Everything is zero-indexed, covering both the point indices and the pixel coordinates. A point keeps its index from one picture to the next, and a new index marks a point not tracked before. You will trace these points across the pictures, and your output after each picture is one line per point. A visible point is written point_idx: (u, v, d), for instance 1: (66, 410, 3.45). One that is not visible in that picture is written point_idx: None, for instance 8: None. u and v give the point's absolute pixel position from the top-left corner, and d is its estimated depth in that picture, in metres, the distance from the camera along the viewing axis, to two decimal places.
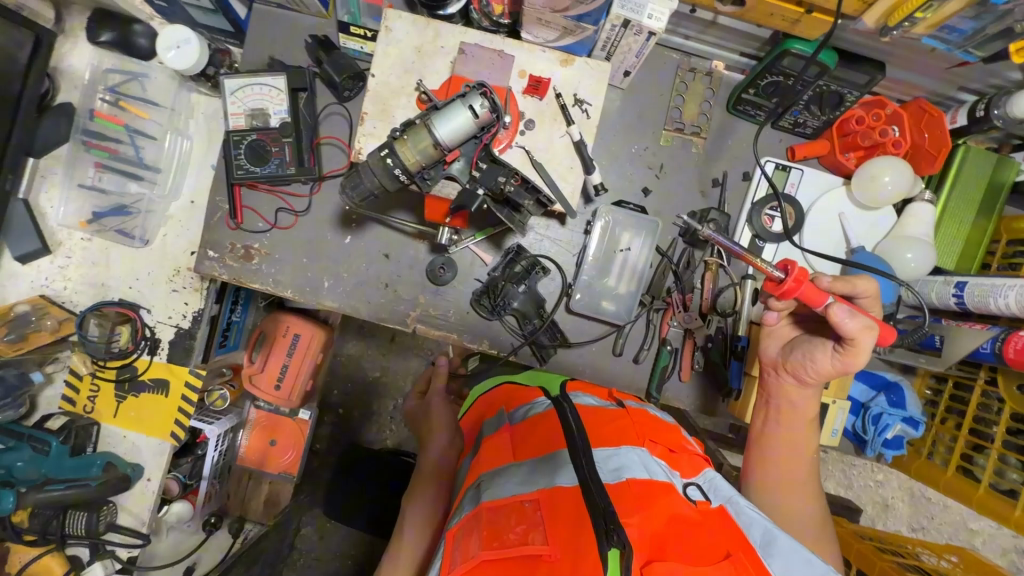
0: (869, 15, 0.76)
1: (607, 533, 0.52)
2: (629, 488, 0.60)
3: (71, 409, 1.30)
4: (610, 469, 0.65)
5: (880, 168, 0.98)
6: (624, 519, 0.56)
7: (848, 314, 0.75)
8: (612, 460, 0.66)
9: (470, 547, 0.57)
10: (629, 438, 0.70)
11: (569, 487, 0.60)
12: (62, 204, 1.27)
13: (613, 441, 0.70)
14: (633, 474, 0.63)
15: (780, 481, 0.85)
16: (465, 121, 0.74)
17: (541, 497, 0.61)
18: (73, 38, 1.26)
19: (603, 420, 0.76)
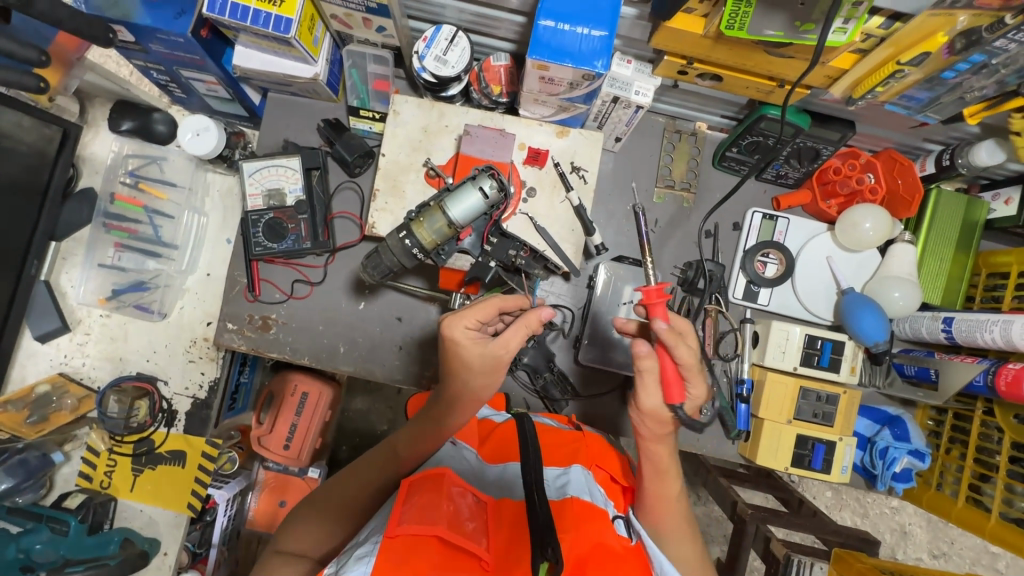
0: (838, 89, 0.84)
1: (543, 547, 0.61)
2: (571, 508, 0.70)
3: (88, 485, 1.30)
4: (557, 487, 0.76)
5: (858, 216, 1.05)
6: (559, 534, 0.66)
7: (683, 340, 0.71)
8: (560, 480, 0.78)
9: (423, 515, 0.62)
10: (579, 461, 0.83)
11: (517, 501, 0.72)
12: (82, 282, 1.31)
13: (565, 462, 0.83)
14: (576, 493, 0.73)
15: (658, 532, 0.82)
16: (477, 202, 0.85)
17: (489, 503, 0.71)
18: (95, 127, 1.34)
19: (558, 442, 0.89)
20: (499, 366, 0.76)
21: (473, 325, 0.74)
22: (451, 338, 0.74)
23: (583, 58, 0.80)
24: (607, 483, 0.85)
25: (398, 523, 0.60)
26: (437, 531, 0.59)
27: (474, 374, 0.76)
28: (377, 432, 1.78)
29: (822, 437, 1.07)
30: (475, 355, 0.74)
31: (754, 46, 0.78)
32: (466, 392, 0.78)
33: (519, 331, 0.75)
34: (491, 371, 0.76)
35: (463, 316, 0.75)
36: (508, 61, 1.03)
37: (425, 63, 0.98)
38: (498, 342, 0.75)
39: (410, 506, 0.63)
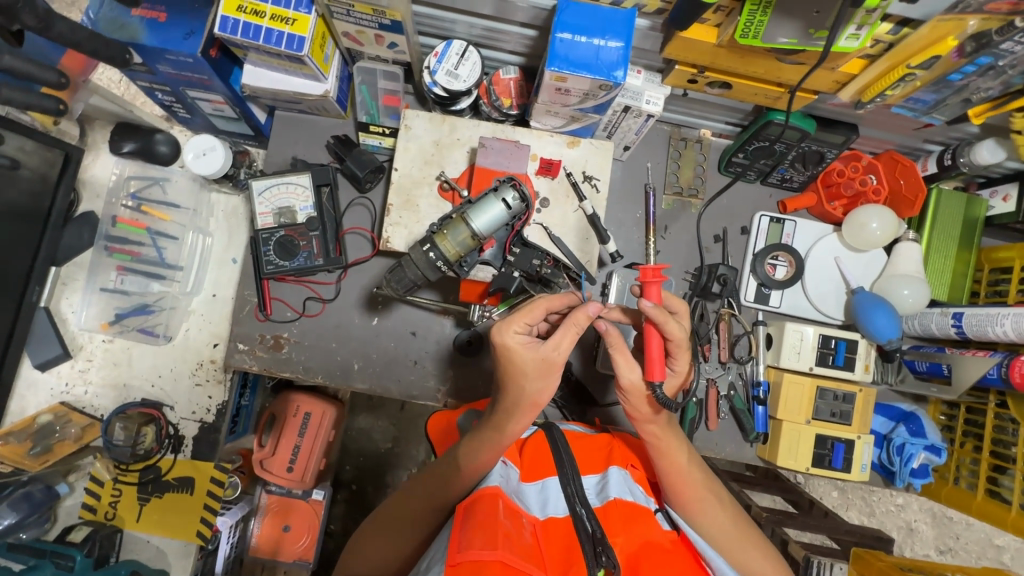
0: (846, 93, 0.86)
1: (597, 555, 0.68)
2: (617, 513, 0.75)
3: (93, 517, 1.26)
4: (598, 492, 0.79)
5: (865, 216, 1.07)
6: (612, 539, 0.72)
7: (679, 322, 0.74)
8: (600, 486, 0.80)
9: (477, 540, 0.65)
10: (615, 462, 0.85)
11: (562, 517, 0.74)
12: (83, 307, 1.27)
13: (601, 466, 0.85)
14: (619, 496, 0.77)
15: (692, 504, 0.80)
16: (500, 212, 0.86)
17: (538, 523, 0.73)
18: (96, 150, 1.32)
19: (591, 443, 0.91)
20: (552, 367, 0.74)
21: (523, 329, 0.74)
22: (506, 345, 0.74)
23: (601, 68, 0.82)
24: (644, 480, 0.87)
25: (458, 550, 0.64)
26: (499, 556, 0.62)
27: (529, 378, 0.75)
28: (384, 450, 1.75)
29: (842, 436, 1.08)
30: (529, 358, 0.74)
31: (767, 54, 0.80)
32: (524, 399, 0.76)
33: (569, 331, 0.74)
34: (546, 375, 0.74)
35: (514, 321, 0.75)
36: (518, 74, 1.04)
37: (436, 77, 0.99)
38: (549, 343, 0.73)
39: (466, 532, 0.66)
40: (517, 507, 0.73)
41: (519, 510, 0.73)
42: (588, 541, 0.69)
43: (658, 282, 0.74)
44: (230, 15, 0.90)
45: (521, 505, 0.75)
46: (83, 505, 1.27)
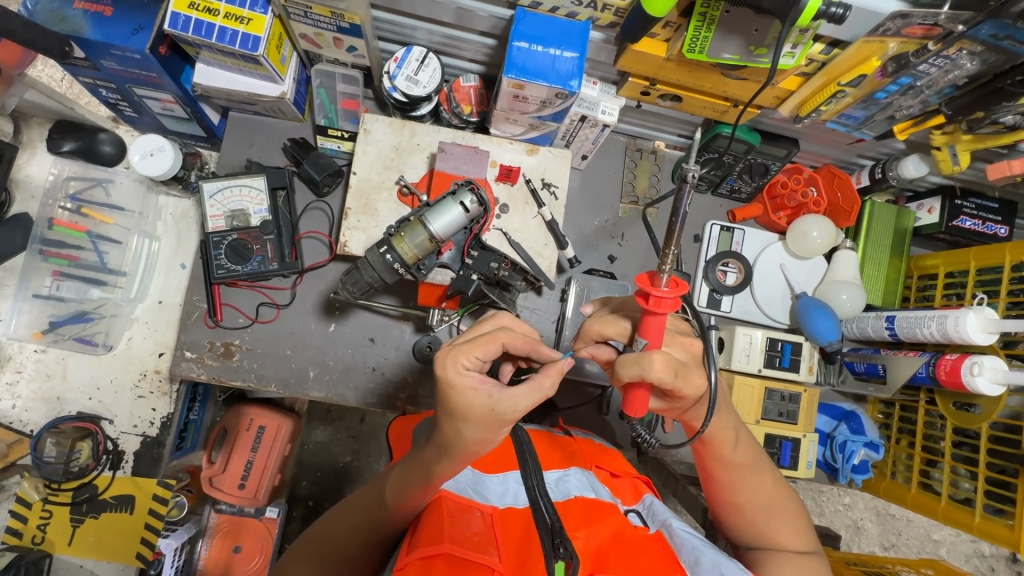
0: (786, 107, 0.92)
1: (554, 548, 0.68)
2: (577, 509, 0.76)
3: (17, 542, 1.17)
4: (559, 488, 0.80)
5: (807, 225, 1.14)
6: (573, 533, 0.72)
7: (653, 365, 0.68)
8: (562, 482, 0.81)
9: (429, 536, 0.66)
10: (577, 463, 0.87)
11: (522, 508, 0.75)
12: (12, 315, 1.18)
13: (563, 463, 0.86)
14: (579, 493, 0.79)
15: (727, 480, 0.83)
16: (457, 215, 0.87)
17: (494, 514, 0.74)
18: (31, 149, 1.26)
19: (554, 443, 0.92)
20: (500, 421, 0.67)
21: (473, 366, 0.67)
22: (453, 379, 0.66)
23: (557, 77, 0.84)
24: (610, 481, 0.89)
25: (408, 553, 0.65)
26: (442, 548, 0.64)
27: (466, 425, 0.67)
28: (342, 464, 1.70)
29: (788, 434, 1.13)
30: (477, 403, 0.66)
31: (712, 68, 0.85)
32: (463, 450, 0.68)
33: (526, 394, 0.67)
34: (491, 425, 0.67)
35: (465, 354, 0.68)
36: (478, 82, 1.06)
37: (396, 82, 0.99)
38: (507, 396, 0.66)
39: (416, 537, 0.68)
40: (470, 501, 0.74)
41: (473, 504, 0.74)
42: (546, 533, 0.70)
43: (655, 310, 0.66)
44: (181, 12, 0.88)
45: (476, 499, 0.76)
46: (7, 530, 1.17)
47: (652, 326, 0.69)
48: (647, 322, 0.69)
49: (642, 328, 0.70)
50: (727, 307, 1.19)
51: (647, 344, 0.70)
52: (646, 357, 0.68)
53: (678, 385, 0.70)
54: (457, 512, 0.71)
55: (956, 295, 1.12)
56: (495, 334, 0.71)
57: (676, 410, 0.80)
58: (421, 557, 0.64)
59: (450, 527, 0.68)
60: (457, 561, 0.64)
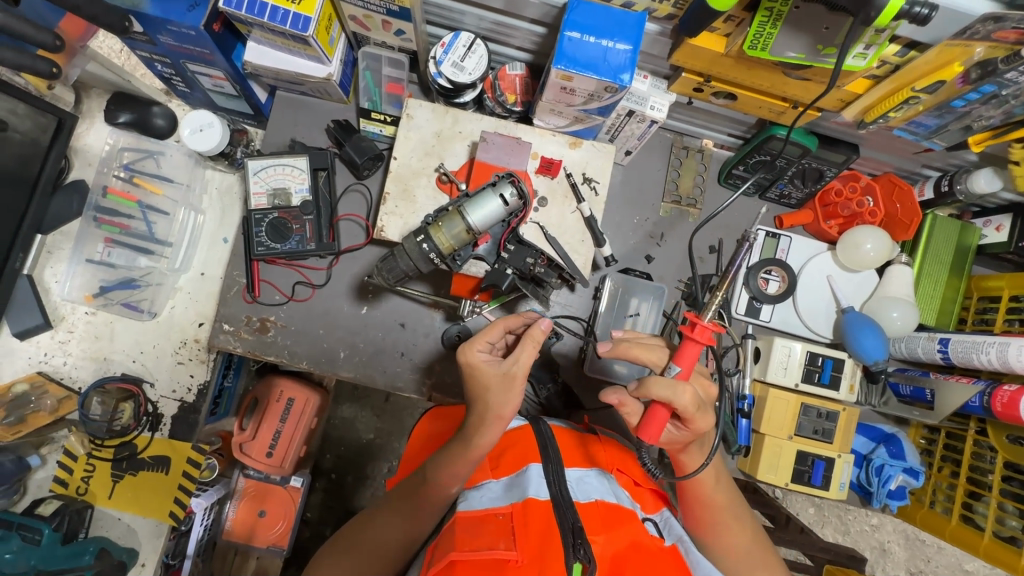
0: (850, 112, 0.87)
1: (575, 548, 0.68)
2: (598, 513, 0.75)
3: (63, 492, 1.23)
4: (580, 488, 0.79)
5: (860, 237, 1.08)
6: (591, 538, 0.72)
7: (679, 390, 0.72)
8: (583, 482, 0.80)
9: (444, 549, 0.69)
10: (599, 465, 0.86)
11: (542, 500, 0.73)
12: (68, 277, 1.25)
13: (586, 464, 0.85)
14: (601, 497, 0.77)
15: (704, 520, 0.86)
16: (497, 207, 0.86)
17: (514, 510, 0.73)
18: (90, 118, 1.30)
19: (577, 441, 0.91)
20: (512, 380, 0.76)
21: (484, 347, 0.79)
22: (467, 361, 0.78)
23: (608, 70, 0.81)
24: (631, 487, 0.87)
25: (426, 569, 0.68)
26: (452, 556, 0.66)
27: (491, 393, 0.77)
28: (364, 441, 1.74)
29: (821, 452, 1.08)
30: (494, 373, 0.77)
31: (773, 67, 0.80)
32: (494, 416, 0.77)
33: (529, 349, 0.77)
34: (509, 388, 0.77)
35: (476, 342, 0.79)
36: (524, 71, 1.04)
37: (442, 68, 0.98)
38: (512, 362, 0.77)
39: (434, 550, 0.71)
40: (490, 509, 0.74)
41: (493, 510, 0.74)
42: (568, 532, 0.69)
43: (700, 341, 0.74)
44: None
45: (492, 503, 0.75)
46: (54, 479, 1.24)
47: (687, 355, 0.76)
48: (682, 351, 0.76)
49: (676, 356, 0.76)
50: (766, 316, 1.14)
51: (680, 371, 0.76)
52: (678, 384, 0.72)
53: (695, 417, 0.74)
54: (476, 520, 0.73)
55: (1020, 321, 1.04)
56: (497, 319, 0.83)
57: (675, 447, 0.82)
58: (439, 570, 0.67)
59: (467, 535, 0.70)
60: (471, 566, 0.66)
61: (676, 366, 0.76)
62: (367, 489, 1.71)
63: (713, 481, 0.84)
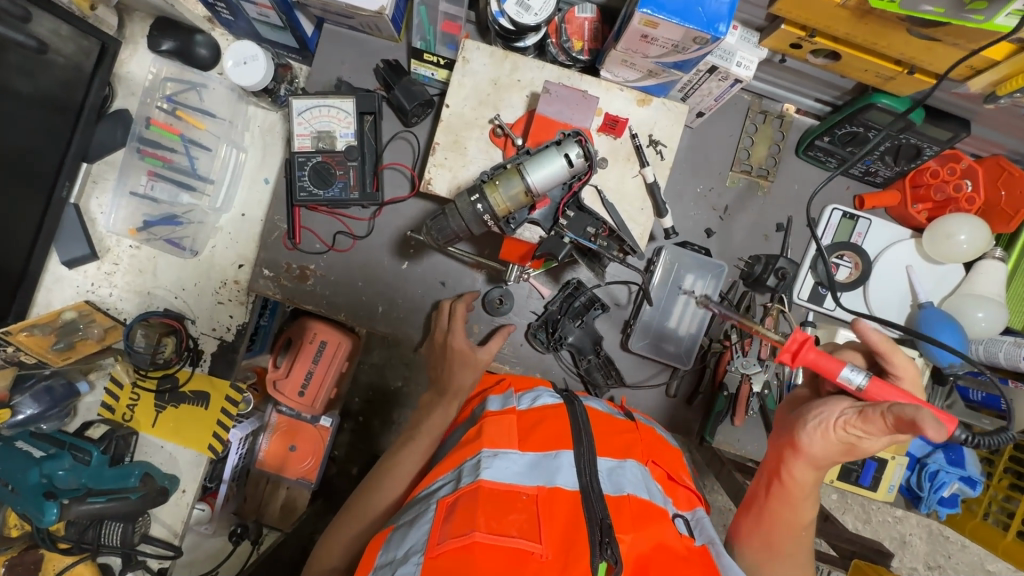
0: (977, 83, 0.76)
1: (601, 546, 0.65)
2: (629, 510, 0.71)
3: (110, 416, 1.28)
4: (612, 480, 0.75)
5: (952, 227, 0.97)
6: (619, 535, 0.68)
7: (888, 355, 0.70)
8: (616, 473, 0.76)
9: (462, 525, 0.65)
10: (634, 455, 0.81)
11: (570, 490, 0.71)
12: (112, 209, 1.24)
13: (621, 453, 0.80)
14: (632, 491, 0.73)
15: (775, 548, 0.81)
16: (560, 168, 0.79)
17: (540, 496, 0.70)
18: (134, 45, 1.25)
19: (614, 429, 0.86)
20: (477, 363, 0.97)
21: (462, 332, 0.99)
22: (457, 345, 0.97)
23: (701, 18, 0.71)
24: (664, 480, 0.83)
25: (439, 541, 0.65)
26: (474, 537, 0.63)
27: (465, 369, 0.95)
28: (392, 387, 1.76)
29: (875, 453, 1.03)
30: (462, 348, 0.97)
31: (896, 22, 0.69)
32: (464, 387, 0.95)
33: (496, 341, 1.01)
34: (474, 368, 0.96)
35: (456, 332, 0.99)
36: (594, 14, 0.94)
37: (505, 6, 0.89)
38: (484, 350, 0.98)
39: (451, 515, 0.67)
40: (514, 486, 0.71)
41: (517, 488, 0.70)
42: (596, 528, 0.67)
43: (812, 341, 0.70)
44: None
45: (519, 482, 0.72)
46: (101, 404, 1.28)
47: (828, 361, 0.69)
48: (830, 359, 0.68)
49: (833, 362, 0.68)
50: (830, 305, 1.05)
51: (866, 379, 0.68)
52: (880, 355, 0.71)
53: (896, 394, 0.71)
54: (500, 496, 0.69)
55: None
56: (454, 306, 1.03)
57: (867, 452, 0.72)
58: (458, 546, 0.64)
59: (487, 514, 0.66)
60: (491, 549, 0.64)
61: (856, 370, 0.68)
62: (392, 434, 1.75)
63: (811, 516, 0.80)
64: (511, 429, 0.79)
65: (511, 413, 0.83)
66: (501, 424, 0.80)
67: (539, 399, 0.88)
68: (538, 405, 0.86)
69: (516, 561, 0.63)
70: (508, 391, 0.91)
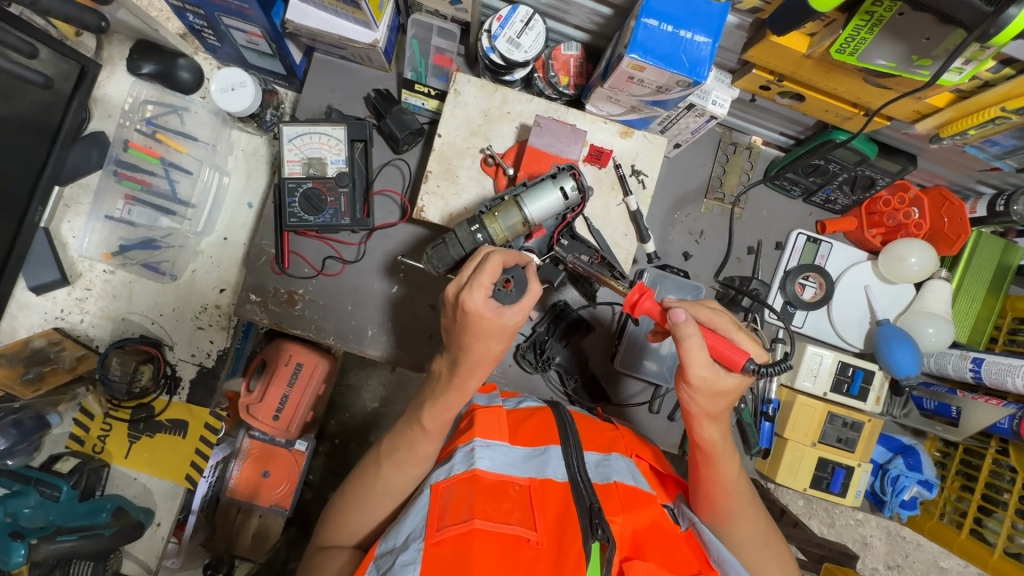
0: (924, 126, 0.86)
1: (593, 528, 0.67)
2: (617, 495, 0.74)
3: (79, 449, 1.22)
4: (599, 470, 0.79)
5: (905, 250, 1.06)
6: (610, 517, 0.71)
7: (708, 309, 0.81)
8: (603, 465, 0.80)
9: (461, 512, 0.69)
10: (619, 449, 0.85)
11: (560, 481, 0.74)
12: (86, 232, 1.19)
13: (606, 448, 0.84)
14: (619, 479, 0.77)
15: (722, 511, 0.83)
16: (554, 200, 0.84)
17: (532, 487, 0.74)
18: (112, 66, 1.23)
19: (598, 427, 0.91)
20: (511, 332, 0.77)
21: (487, 292, 0.75)
22: (467, 307, 0.74)
23: (685, 64, 0.77)
24: (648, 473, 0.86)
25: (438, 528, 0.68)
26: (474, 525, 0.67)
27: (491, 339, 0.77)
28: (371, 409, 1.74)
29: (842, 462, 1.10)
30: (497, 322, 0.75)
31: (854, 73, 0.77)
32: (488, 356, 0.78)
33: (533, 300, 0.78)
34: (505, 336, 0.77)
35: (478, 285, 0.74)
36: (579, 52, 1.00)
37: (496, 43, 0.93)
38: (515, 310, 0.76)
39: (446, 505, 0.71)
40: (508, 477, 0.74)
41: (510, 479, 0.74)
42: (585, 511, 0.69)
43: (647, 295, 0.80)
44: None
45: (512, 472, 0.75)
46: (70, 436, 1.23)
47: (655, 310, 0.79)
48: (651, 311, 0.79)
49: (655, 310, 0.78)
50: (798, 322, 1.13)
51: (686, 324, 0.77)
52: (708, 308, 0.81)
53: (736, 338, 0.79)
54: (494, 487, 0.72)
55: None
56: (489, 255, 0.78)
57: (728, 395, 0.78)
58: (457, 535, 0.67)
59: (481, 501, 0.70)
60: (491, 537, 0.67)
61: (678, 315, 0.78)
62: None
63: (736, 470, 0.83)
64: (502, 423, 0.81)
65: (498, 408, 0.85)
66: (491, 418, 0.82)
67: (523, 402, 0.92)
68: (523, 407, 0.90)
69: (513, 550, 0.67)
70: (494, 391, 0.94)
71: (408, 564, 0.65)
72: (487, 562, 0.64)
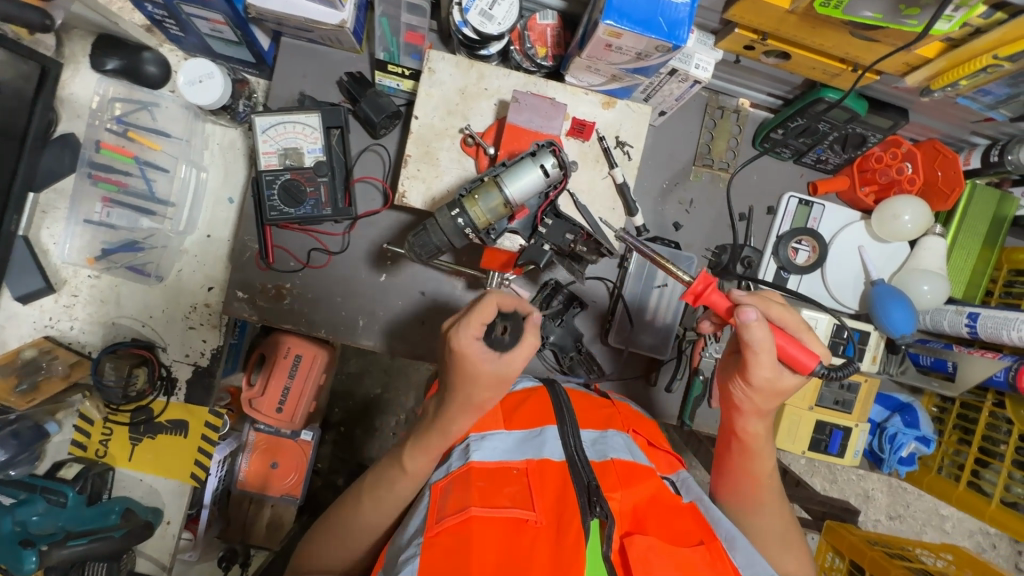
0: (914, 78, 0.83)
1: (591, 505, 0.67)
2: (615, 471, 0.74)
3: (83, 454, 1.23)
4: (596, 449, 0.79)
5: (898, 207, 1.04)
6: (608, 494, 0.71)
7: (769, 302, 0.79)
8: (600, 443, 0.80)
9: (459, 501, 0.70)
10: (615, 425, 0.85)
11: (557, 461, 0.74)
12: (66, 239, 1.17)
13: (602, 425, 0.84)
14: (616, 455, 0.77)
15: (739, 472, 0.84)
16: (535, 178, 0.81)
17: (530, 470, 0.74)
18: (74, 64, 1.19)
19: (594, 406, 0.90)
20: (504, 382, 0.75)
21: (478, 337, 0.73)
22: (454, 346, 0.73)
23: (664, 29, 0.74)
24: (647, 448, 0.86)
25: (437, 520, 0.68)
26: (471, 512, 0.67)
27: (482, 388, 0.74)
28: (372, 395, 1.75)
29: (840, 423, 1.10)
30: (486, 370, 0.73)
31: (840, 27, 0.74)
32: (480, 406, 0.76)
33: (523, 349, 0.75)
34: (497, 386, 0.75)
35: (468, 327, 0.73)
36: (555, 20, 0.96)
37: (468, 16, 0.89)
38: (507, 360, 0.74)
39: (445, 499, 0.71)
40: (505, 462, 0.75)
41: (508, 464, 0.74)
42: (583, 491, 0.68)
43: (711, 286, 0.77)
44: None
45: (508, 458, 0.75)
46: (72, 442, 1.23)
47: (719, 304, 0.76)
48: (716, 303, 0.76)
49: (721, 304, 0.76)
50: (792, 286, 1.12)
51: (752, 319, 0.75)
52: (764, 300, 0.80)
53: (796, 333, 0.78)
54: (491, 473, 0.73)
55: None
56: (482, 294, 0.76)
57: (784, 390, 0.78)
58: (455, 523, 0.67)
59: (479, 490, 0.71)
60: (489, 521, 0.67)
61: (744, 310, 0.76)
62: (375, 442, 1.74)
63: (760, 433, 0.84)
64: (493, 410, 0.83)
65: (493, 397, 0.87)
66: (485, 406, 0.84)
67: (518, 385, 0.93)
68: (517, 390, 0.91)
69: (513, 531, 0.66)
70: None
71: (409, 559, 0.66)
72: (485, 545, 0.64)
